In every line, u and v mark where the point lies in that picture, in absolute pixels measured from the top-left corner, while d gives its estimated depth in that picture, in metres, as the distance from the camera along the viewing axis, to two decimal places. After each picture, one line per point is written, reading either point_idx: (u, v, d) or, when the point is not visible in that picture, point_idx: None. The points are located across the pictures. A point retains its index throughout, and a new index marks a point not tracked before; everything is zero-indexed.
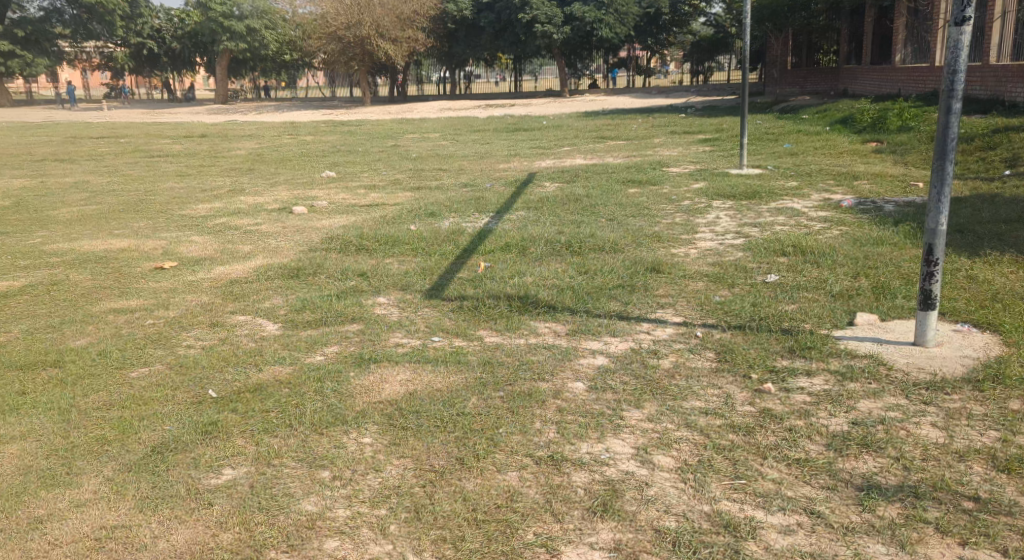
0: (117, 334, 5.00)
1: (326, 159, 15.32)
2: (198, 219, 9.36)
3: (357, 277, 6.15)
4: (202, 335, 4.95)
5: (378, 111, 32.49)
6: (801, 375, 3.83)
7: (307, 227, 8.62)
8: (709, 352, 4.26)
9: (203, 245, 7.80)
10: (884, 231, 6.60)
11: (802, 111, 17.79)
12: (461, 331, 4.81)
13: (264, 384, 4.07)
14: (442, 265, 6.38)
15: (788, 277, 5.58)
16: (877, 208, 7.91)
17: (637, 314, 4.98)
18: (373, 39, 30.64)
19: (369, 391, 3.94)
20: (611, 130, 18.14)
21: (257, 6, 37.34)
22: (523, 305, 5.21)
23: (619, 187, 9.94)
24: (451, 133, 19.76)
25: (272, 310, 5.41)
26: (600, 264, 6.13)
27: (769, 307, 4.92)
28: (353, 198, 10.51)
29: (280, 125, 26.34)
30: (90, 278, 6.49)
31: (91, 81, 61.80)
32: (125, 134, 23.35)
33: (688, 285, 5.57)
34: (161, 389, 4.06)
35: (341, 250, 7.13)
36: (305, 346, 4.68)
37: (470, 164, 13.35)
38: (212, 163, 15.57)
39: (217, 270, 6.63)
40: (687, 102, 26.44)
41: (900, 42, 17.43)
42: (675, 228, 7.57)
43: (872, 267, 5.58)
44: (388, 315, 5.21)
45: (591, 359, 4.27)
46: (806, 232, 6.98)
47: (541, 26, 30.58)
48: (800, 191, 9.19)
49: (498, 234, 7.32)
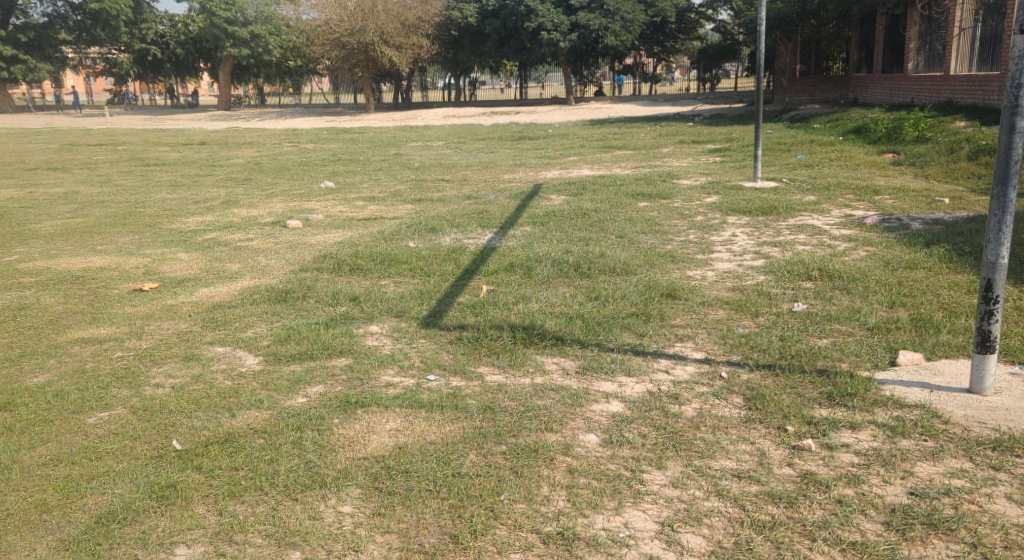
0: (80, 369, 4.56)
1: (324, 168, 14.89)
2: (187, 233, 8.98)
3: (349, 302, 5.70)
4: (174, 371, 4.50)
5: (383, 118, 32.11)
6: (844, 427, 3.36)
7: (300, 243, 8.19)
8: (736, 396, 3.79)
9: (188, 262, 7.36)
10: (915, 253, 6.13)
11: (813, 120, 17.38)
12: (459, 368, 4.35)
13: (236, 434, 3.65)
14: (441, 287, 5.95)
15: (816, 305, 5.11)
16: (903, 226, 7.45)
17: (654, 348, 4.52)
18: (377, 45, 30.20)
19: (354, 445, 3.51)
20: (617, 138, 17.71)
21: (261, 11, 36.93)
22: (528, 337, 4.75)
23: (628, 201, 9.48)
24: (455, 141, 19.35)
25: (253, 341, 4.96)
26: (611, 288, 5.68)
27: (799, 341, 4.45)
28: (350, 211, 10.09)
29: (281, 133, 25.93)
30: (63, 301, 6.05)
31: (95, 87, 62.08)
32: (124, 142, 22.99)
33: (706, 314, 5.11)
34: (118, 440, 3.66)
35: (333, 270, 6.67)
36: (288, 385, 4.22)
37: (473, 174, 12.92)
38: (209, 172, 15.17)
39: (199, 292, 6.18)
40: (693, 111, 25.95)
41: (912, 50, 16.99)
42: (688, 247, 7.10)
43: (908, 296, 5.11)
44: (379, 348, 4.74)
45: (605, 405, 3.80)
46: (831, 253, 6.51)
47: (547, 34, 30.27)
48: (819, 207, 8.75)
49: (502, 252, 6.88)
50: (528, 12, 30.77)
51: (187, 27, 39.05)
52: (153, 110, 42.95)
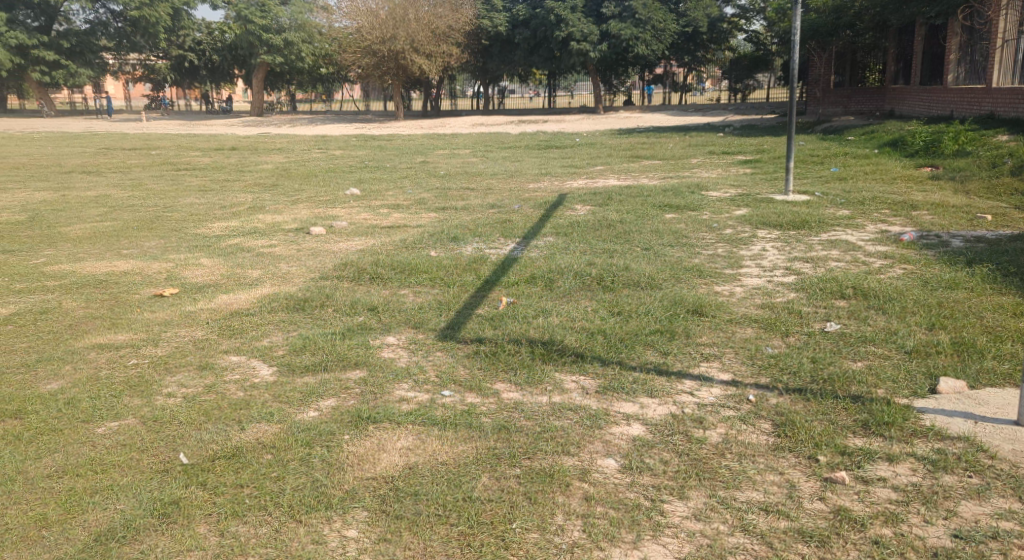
0: (94, 377, 4.46)
1: (351, 175, 14.86)
2: (212, 238, 8.95)
3: (366, 312, 5.58)
4: (187, 381, 4.38)
5: (412, 125, 32.18)
6: (881, 459, 3.21)
7: (322, 250, 8.10)
8: (764, 422, 3.63)
9: (210, 268, 7.30)
10: (956, 273, 5.93)
11: (847, 132, 17.08)
12: (475, 384, 4.20)
13: (244, 448, 3.53)
14: (461, 298, 5.83)
15: (850, 326, 4.93)
16: (942, 243, 7.22)
17: (678, 368, 4.36)
18: (407, 53, 30.25)
19: (363, 463, 3.39)
20: (645, 148, 17.51)
21: (295, 19, 37.19)
22: (546, 353, 4.60)
23: (655, 212, 9.31)
24: (482, 149, 19.27)
25: (268, 350, 4.85)
26: (634, 304, 5.52)
27: (831, 364, 4.28)
28: (374, 218, 10.02)
29: (310, 139, 26.02)
30: (83, 305, 6.00)
31: (132, 92, 63.07)
32: (158, 146, 23.22)
33: (733, 332, 4.94)
34: (124, 452, 3.55)
35: (353, 279, 6.57)
36: (300, 397, 4.10)
37: (499, 183, 12.80)
38: (238, 177, 15.22)
39: (218, 299, 6.09)
40: (724, 121, 25.64)
41: (953, 61, 16.62)
42: (716, 261, 6.92)
43: (949, 317, 4.93)
44: (395, 361, 4.62)
45: (626, 427, 3.64)
46: (866, 271, 6.32)
47: (577, 43, 30.19)
48: (853, 221, 8.52)
49: (524, 263, 6.74)
50: (558, 21, 30.68)
51: (223, 34, 39.56)
52: (188, 115, 43.53)
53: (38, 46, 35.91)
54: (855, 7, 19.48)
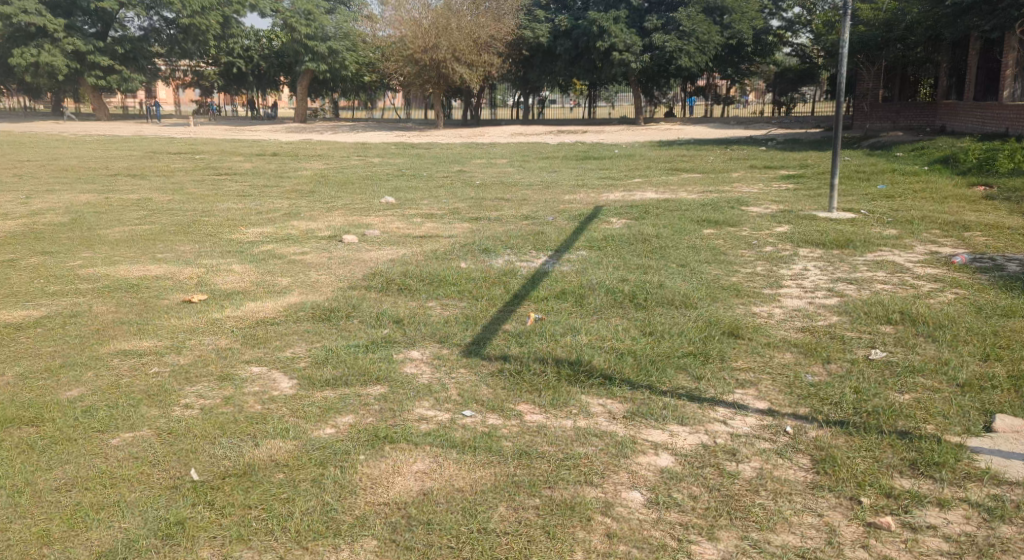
0: (114, 385, 4.32)
1: (389, 183, 14.80)
2: (246, 244, 8.90)
3: (392, 325, 5.45)
4: (206, 391, 4.21)
5: (452, 134, 32.23)
6: (931, 504, 3.08)
7: (353, 259, 8.00)
8: (803, 458, 3.47)
9: (241, 275, 7.23)
10: (1013, 301, 5.71)
11: (895, 148, 16.68)
12: (497, 405, 4.04)
13: (256, 466, 3.39)
14: (489, 312, 5.69)
15: (898, 355, 4.74)
16: (997, 267, 6.95)
17: (711, 395, 4.16)
18: (450, 62, 30.31)
19: (377, 486, 3.24)
20: (686, 161, 17.22)
21: (340, 28, 37.76)
22: (574, 374, 4.42)
23: (693, 227, 9.08)
24: (520, 159, 19.12)
25: (290, 362, 4.69)
26: (667, 323, 5.32)
27: (876, 396, 4.10)
28: (408, 228, 9.93)
29: (351, 146, 26.12)
30: (112, 309, 5.94)
31: (180, 97, 64.10)
32: (201, 151, 23.44)
33: (770, 357, 4.72)
34: (135, 466, 3.43)
35: (380, 289, 6.45)
36: (318, 413, 3.95)
37: (536, 193, 12.65)
38: (277, 183, 15.24)
39: (246, 307, 6.00)
40: (766, 134, 25.27)
41: (1009, 77, 16.14)
42: (755, 280, 6.69)
43: (1006, 349, 4.74)
44: (417, 377, 4.46)
45: (653, 457, 3.47)
46: (914, 295, 6.08)
47: (619, 54, 30.01)
48: (900, 241, 8.24)
49: (556, 277, 6.58)
50: (600, 32, 30.51)
51: (270, 41, 40.01)
52: (234, 121, 44.11)
53: (93, 51, 36.66)
54: (906, 20, 19.02)
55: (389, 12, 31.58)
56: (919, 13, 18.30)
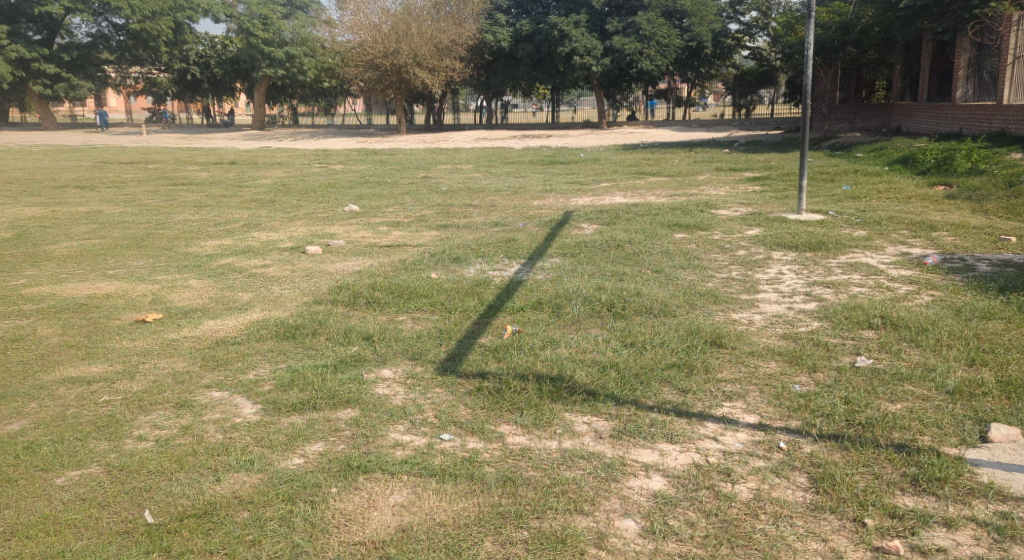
0: (59, 417, 4.02)
1: (350, 191, 14.46)
2: (203, 257, 8.57)
3: (361, 342, 5.21)
4: (161, 421, 3.94)
5: (414, 139, 31.84)
6: (937, 525, 3.01)
7: (318, 271, 7.73)
8: (800, 475, 3.34)
9: (198, 291, 6.93)
10: (990, 302, 5.64)
11: (856, 148, 16.77)
12: (477, 426, 3.84)
13: (218, 504, 3.15)
14: (462, 325, 5.48)
15: (884, 361, 4.62)
16: (969, 268, 6.91)
17: (698, 409, 4.00)
18: (410, 67, 30.00)
19: (352, 523, 3.06)
20: (651, 164, 17.11)
21: (297, 33, 36.96)
22: (556, 391, 4.23)
23: (664, 232, 8.96)
24: (484, 165, 18.86)
25: (254, 386, 4.43)
26: (647, 333, 5.15)
27: (868, 406, 3.96)
28: (372, 237, 9.65)
29: (311, 153, 25.64)
30: (60, 332, 5.61)
31: (134, 105, 62.83)
32: (156, 160, 22.84)
33: (756, 367, 4.57)
34: (82, 508, 3.16)
35: (348, 303, 6.21)
36: (284, 441, 3.72)
37: (503, 199, 12.43)
38: (235, 193, 14.82)
39: (205, 326, 5.71)
40: (729, 136, 25.33)
41: (961, 78, 16.34)
42: (731, 285, 6.56)
43: (990, 352, 4.65)
44: (390, 398, 4.23)
45: (645, 480, 3.33)
46: (892, 298, 5.99)
47: (580, 58, 29.99)
48: (871, 242, 8.18)
49: (529, 287, 6.38)
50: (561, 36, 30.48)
51: (226, 47, 39.31)
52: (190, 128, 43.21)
53: (40, 59, 35.65)
54: (860, 23, 19.19)
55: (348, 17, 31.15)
56: (873, 17, 18.47)
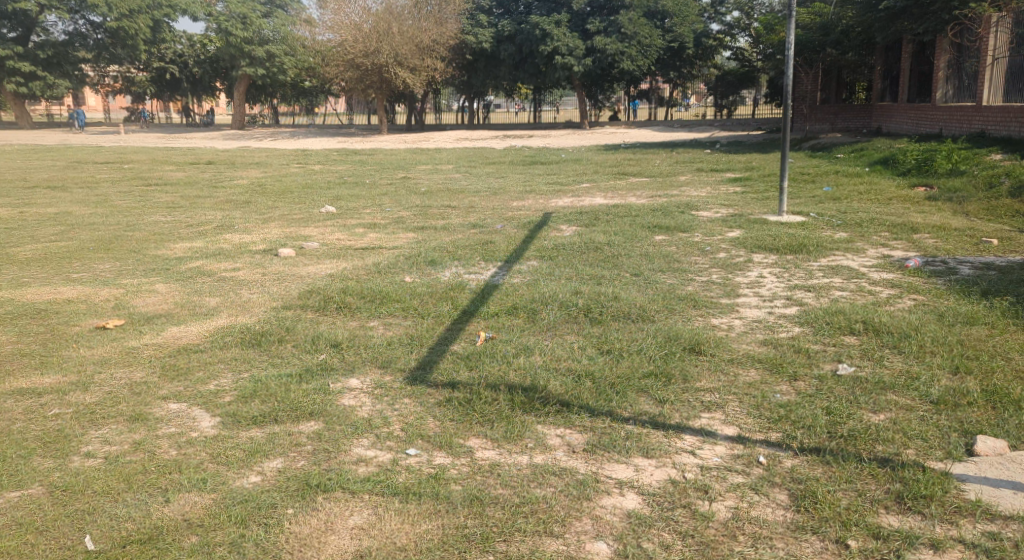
0: (4, 433, 3.82)
1: (328, 192, 14.25)
2: (172, 260, 8.35)
3: (329, 350, 5.03)
4: (112, 436, 3.75)
5: (395, 139, 31.58)
6: (924, 547, 2.89)
7: (290, 274, 7.53)
8: (780, 492, 3.21)
9: (164, 295, 6.72)
10: (973, 307, 5.54)
11: (837, 148, 16.73)
12: (445, 441, 3.67)
13: (164, 529, 2.99)
14: (435, 331, 5.31)
15: (865, 369, 4.49)
16: (951, 271, 6.81)
17: (676, 421, 3.84)
18: (391, 67, 29.76)
19: (307, 550, 2.91)
20: (632, 165, 16.98)
21: (277, 32, 36.60)
22: (528, 402, 4.06)
23: (645, 234, 8.82)
24: (465, 165, 18.66)
25: (213, 396, 4.23)
26: (624, 340, 5.00)
27: (850, 417, 3.83)
28: (348, 239, 9.47)
29: (290, 153, 25.34)
30: (15, 340, 5.39)
31: (112, 105, 62.08)
32: (132, 160, 22.52)
33: (736, 376, 4.42)
34: (18, 534, 2.98)
35: (318, 308, 6.01)
36: (241, 457, 3.53)
37: (482, 201, 12.25)
38: (211, 193, 14.55)
39: (167, 333, 5.50)
40: (711, 137, 25.27)
41: (941, 79, 16.33)
42: (711, 289, 6.43)
43: (975, 359, 4.53)
44: (356, 410, 4.05)
45: (619, 498, 3.19)
46: (873, 302, 5.88)
47: (562, 57, 29.88)
48: (852, 244, 8.08)
49: (505, 291, 6.22)
50: (542, 36, 30.36)
51: (205, 46, 38.87)
52: (169, 128, 42.77)
53: (14, 57, 35.07)
54: (841, 24, 19.15)
55: (329, 16, 30.85)
56: (853, 18, 18.44)
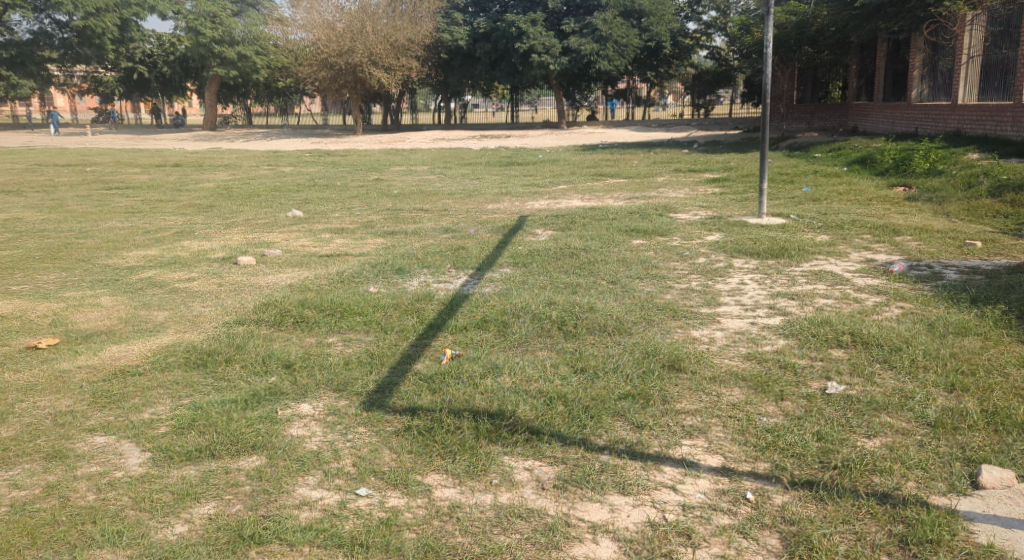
0: None
1: (297, 195, 13.79)
2: (123, 270, 7.91)
3: (280, 371, 4.63)
4: (24, 479, 3.37)
5: (370, 140, 31.12)
6: None
7: (248, 284, 7.13)
8: (769, 538, 2.92)
9: (109, 309, 6.30)
10: (963, 315, 5.25)
11: (814, 148, 16.50)
12: (401, 478, 3.31)
13: None
14: (396, 348, 4.94)
15: (856, 387, 4.16)
16: (937, 276, 6.53)
17: (655, 450, 3.50)
18: (365, 66, 29.20)
19: None
20: (610, 165, 16.64)
21: (248, 31, 35.94)
22: (495, 430, 3.70)
23: (621, 238, 8.50)
24: (440, 166, 18.25)
25: (147, 427, 3.83)
26: (598, 356, 4.65)
27: (844, 443, 3.51)
28: (312, 246, 9.05)
29: (261, 154, 24.74)
30: None
31: (80, 107, 60.99)
32: (96, 162, 21.87)
33: (719, 396, 4.09)
34: None
35: (273, 323, 5.61)
36: (168, 502, 3.16)
37: (454, 203, 11.88)
38: (173, 197, 14.02)
39: (105, 352, 5.09)
40: (688, 137, 25.07)
41: (917, 78, 16.16)
42: (691, 297, 6.10)
43: (971, 375, 4.23)
44: (305, 441, 3.68)
45: (592, 546, 2.90)
46: (860, 311, 5.58)
47: (538, 56, 29.56)
48: (834, 248, 7.80)
49: (474, 301, 5.86)
50: (519, 34, 29.98)
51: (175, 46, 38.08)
52: (139, 128, 42.00)
53: None
54: (816, 22, 18.98)
55: (301, 14, 30.30)
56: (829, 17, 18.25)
